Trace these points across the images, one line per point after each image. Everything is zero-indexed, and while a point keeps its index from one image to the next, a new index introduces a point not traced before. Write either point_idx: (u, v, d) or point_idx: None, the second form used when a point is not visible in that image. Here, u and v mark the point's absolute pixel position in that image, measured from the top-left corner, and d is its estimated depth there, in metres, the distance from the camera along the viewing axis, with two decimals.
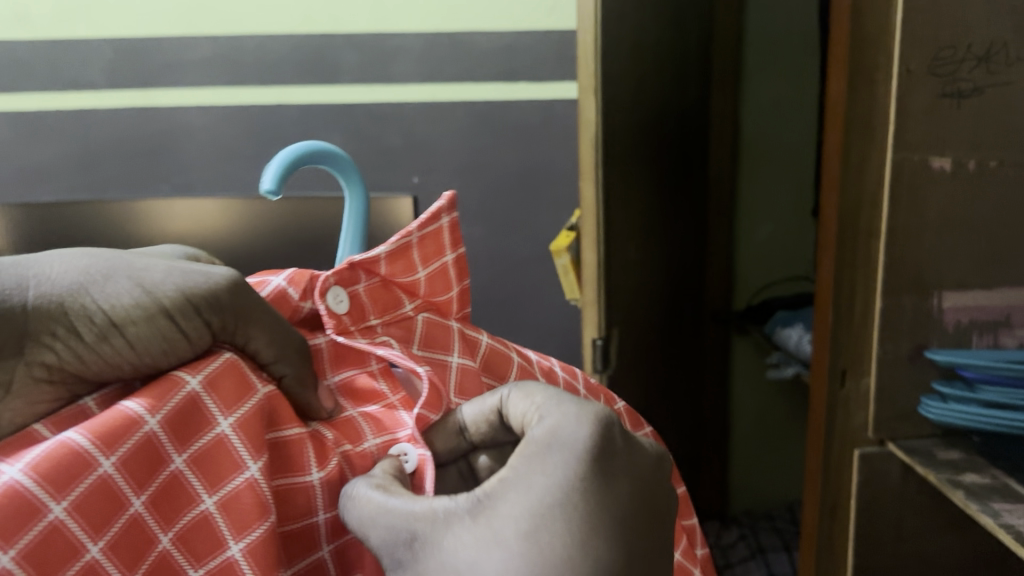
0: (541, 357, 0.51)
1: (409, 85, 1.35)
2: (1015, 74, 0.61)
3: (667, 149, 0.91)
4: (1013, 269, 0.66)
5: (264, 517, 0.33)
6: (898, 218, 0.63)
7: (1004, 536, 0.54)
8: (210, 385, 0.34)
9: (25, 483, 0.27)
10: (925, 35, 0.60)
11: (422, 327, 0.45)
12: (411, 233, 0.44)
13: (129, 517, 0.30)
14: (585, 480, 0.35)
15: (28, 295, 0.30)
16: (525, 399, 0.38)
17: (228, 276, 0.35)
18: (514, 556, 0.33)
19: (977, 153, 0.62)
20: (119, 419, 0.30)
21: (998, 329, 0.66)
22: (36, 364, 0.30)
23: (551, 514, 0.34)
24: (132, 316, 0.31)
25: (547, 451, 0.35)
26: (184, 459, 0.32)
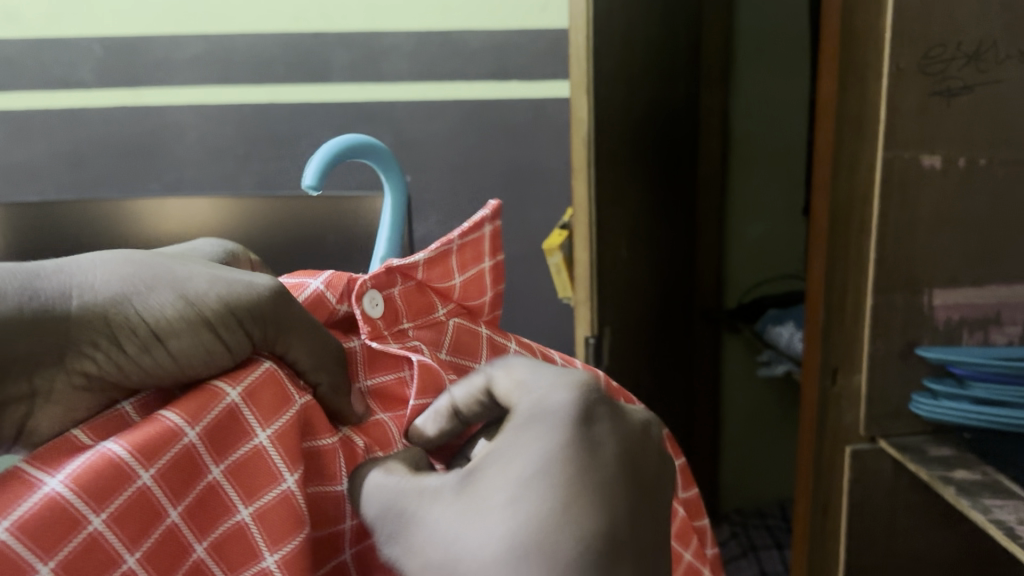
0: (565, 359, 0.48)
1: (401, 84, 1.35)
2: (1004, 73, 0.62)
3: (658, 148, 0.91)
4: (1003, 267, 0.67)
5: (299, 529, 0.30)
6: (891, 216, 0.64)
7: (993, 531, 0.55)
8: (250, 397, 0.31)
9: (64, 495, 0.25)
10: (915, 35, 0.61)
11: (453, 332, 0.42)
12: (451, 240, 0.42)
13: (166, 529, 0.28)
14: (564, 443, 0.29)
15: (69, 303, 0.28)
16: (511, 373, 0.34)
17: (270, 285, 0.32)
18: (490, 525, 0.28)
19: (967, 150, 0.63)
20: (158, 431, 0.28)
21: (988, 326, 0.67)
22: (76, 373, 0.28)
23: (528, 480, 0.28)
24: (176, 328, 0.29)
25: (533, 421, 0.30)
26: (221, 469, 0.30)
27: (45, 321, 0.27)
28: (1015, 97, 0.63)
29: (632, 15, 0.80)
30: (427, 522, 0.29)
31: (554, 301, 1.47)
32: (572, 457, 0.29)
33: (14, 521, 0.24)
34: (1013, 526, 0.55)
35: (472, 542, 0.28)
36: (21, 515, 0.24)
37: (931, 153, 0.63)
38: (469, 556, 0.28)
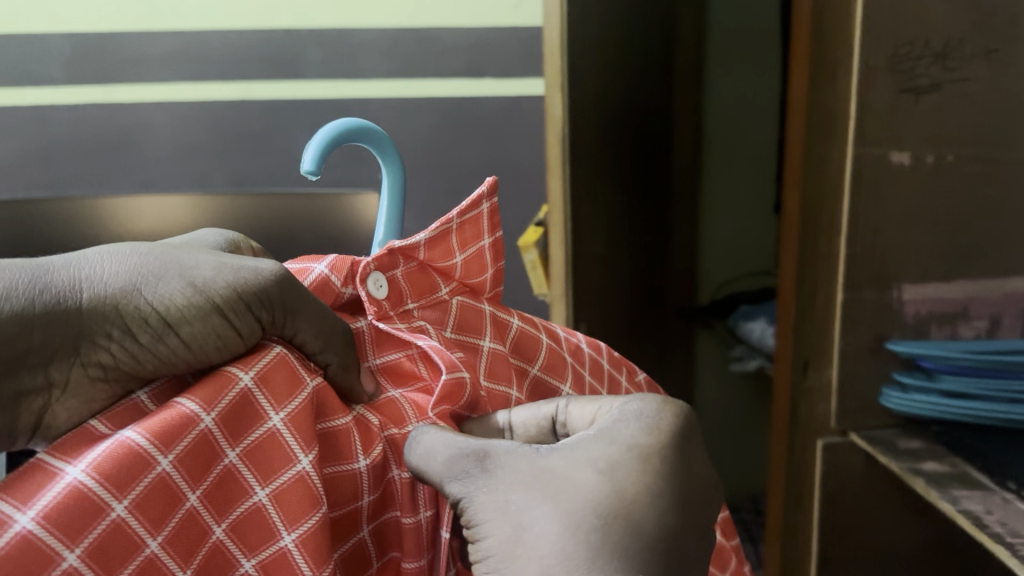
0: (568, 333, 0.50)
1: (375, 80, 1.31)
2: (972, 71, 0.64)
3: (630, 145, 0.90)
4: (968, 262, 0.69)
5: (317, 508, 0.31)
6: (859, 212, 0.66)
7: (962, 520, 0.56)
8: (262, 380, 0.31)
9: (86, 483, 0.26)
10: (887, 33, 0.62)
11: (456, 311, 0.43)
12: (451, 219, 0.43)
13: (185, 512, 0.29)
14: (661, 437, 0.35)
15: (83, 295, 0.30)
16: (591, 404, 0.38)
17: (275, 270, 0.33)
18: (590, 481, 0.33)
19: (933, 146, 0.66)
20: (174, 418, 0.29)
21: (956, 320, 0.70)
22: (92, 364, 0.29)
23: (626, 458, 0.34)
24: (185, 315, 0.30)
25: (628, 417, 0.36)
26: (237, 452, 0.31)
27: (58, 314, 0.29)
28: (981, 96, 0.65)
29: (608, 11, 0.80)
30: (513, 474, 0.34)
31: (530, 299, 1.47)
32: (664, 452, 0.35)
33: (40, 511, 0.25)
34: (980, 516, 0.56)
35: (563, 495, 0.33)
36: (46, 505, 0.25)
37: (900, 149, 0.65)
38: (555, 505, 0.33)
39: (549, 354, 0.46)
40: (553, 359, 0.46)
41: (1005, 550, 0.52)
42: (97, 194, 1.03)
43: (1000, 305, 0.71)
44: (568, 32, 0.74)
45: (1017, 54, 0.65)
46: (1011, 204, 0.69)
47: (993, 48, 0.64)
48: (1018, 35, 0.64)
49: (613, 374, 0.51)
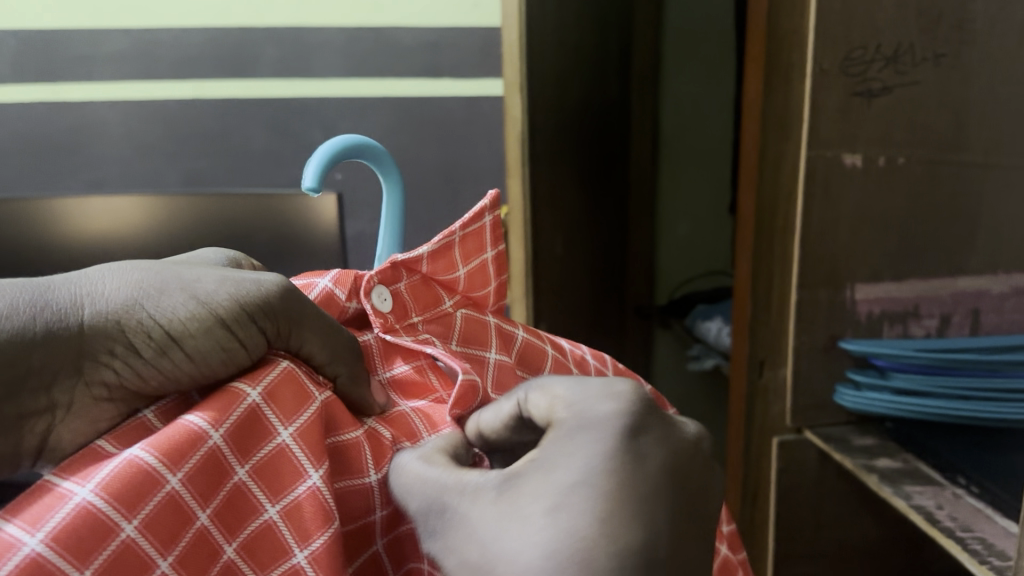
0: (572, 345, 0.47)
1: (331, 80, 1.21)
2: (920, 75, 0.66)
3: (591, 146, 0.90)
4: (920, 262, 0.71)
5: (328, 526, 0.29)
6: (813, 213, 0.67)
7: (914, 516, 0.57)
8: (270, 397, 0.30)
9: (94, 504, 0.24)
10: (838, 37, 0.63)
11: (461, 324, 0.42)
12: (453, 232, 0.41)
13: (196, 533, 0.27)
14: (610, 459, 0.27)
15: (83, 314, 0.28)
16: (546, 395, 0.31)
17: (279, 281, 0.32)
18: (531, 536, 0.26)
19: (884, 149, 0.67)
20: (182, 434, 0.27)
21: (906, 319, 0.72)
22: (95, 384, 0.28)
23: (568, 493, 0.27)
24: (189, 328, 0.28)
25: (574, 432, 0.29)
26: (247, 470, 0.29)
27: (58, 334, 0.27)
28: (930, 99, 0.66)
29: (565, 11, 0.80)
30: (467, 524, 0.28)
31: None
32: (618, 471, 0.27)
33: (48, 533, 0.23)
34: (933, 511, 0.57)
35: (510, 548, 0.27)
36: (53, 526, 0.23)
37: (852, 151, 0.66)
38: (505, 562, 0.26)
39: (555, 366, 0.45)
40: (559, 371, 0.45)
41: (958, 546, 0.53)
42: (41, 195, 0.99)
43: (950, 304, 0.72)
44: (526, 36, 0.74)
45: (965, 60, 0.66)
46: (959, 206, 0.70)
47: (941, 53, 0.65)
48: (967, 41, 0.66)
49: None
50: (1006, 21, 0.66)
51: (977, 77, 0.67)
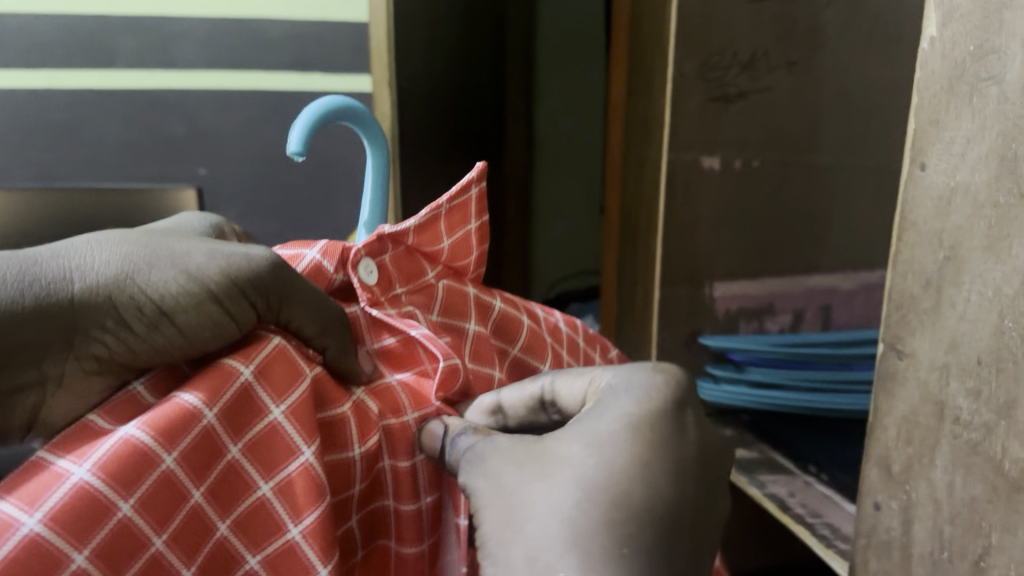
0: (545, 310, 0.45)
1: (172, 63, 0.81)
2: (774, 81, 0.69)
3: (462, 143, 0.89)
4: (776, 261, 0.75)
5: (321, 500, 0.27)
6: (674, 215, 0.69)
7: (769, 504, 0.60)
8: (262, 373, 0.28)
9: (91, 483, 0.23)
10: (698, 44, 0.65)
11: (444, 294, 0.39)
12: (440, 205, 0.38)
13: (190, 511, 0.26)
14: (646, 414, 0.32)
15: (73, 287, 0.27)
16: (580, 379, 0.35)
17: (268, 254, 0.30)
18: (584, 467, 0.30)
19: (740, 153, 0.70)
20: (177, 410, 0.26)
21: (762, 316, 0.75)
22: (86, 357, 0.27)
23: (613, 438, 0.31)
24: (180, 303, 0.27)
25: (614, 391, 0.33)
26: (239, 447, 0.27)
27: (48, 310, 0.26)
28: (784, 103, 0.70)
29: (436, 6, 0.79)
30: (513, 455, 0.31)
31: None
32: (656, 427, 0.32)
33: (47, 512, 0.22)
34: (786, 500, 0.60)
35: (546, 480, 0.30)
36: (52, 505, 0.23)
37: (711, 154, 0.69)
38: (545, 485, 0.30)
39: (531, 336, 0.42)
40: (535, 340, 0.42)
41: (807, 530, 0.56)
42: None
43: (803, 299, 0.76)
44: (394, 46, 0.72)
45: (815, 66, 0.70)
46: (811, 208, 0.74)
47: (794, 59, 0.69)
48: (818, 47, 0.69)
49: (588, 353, 0.47)
50: (854, 30, 0.70)
51: (826, 82, 0.71)
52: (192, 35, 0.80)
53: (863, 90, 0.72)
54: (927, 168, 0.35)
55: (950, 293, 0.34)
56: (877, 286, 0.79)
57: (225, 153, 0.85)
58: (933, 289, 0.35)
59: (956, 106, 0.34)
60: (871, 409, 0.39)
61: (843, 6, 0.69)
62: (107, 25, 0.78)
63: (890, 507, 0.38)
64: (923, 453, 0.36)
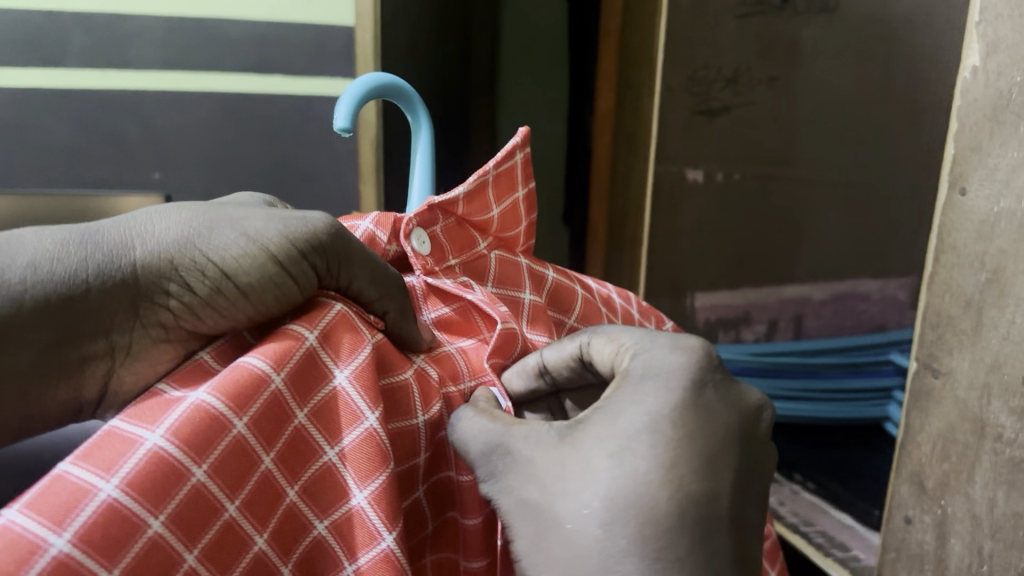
0: (598, 284, 0.42)
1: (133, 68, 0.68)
2: (755, 96, 0.70)
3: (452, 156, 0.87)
4: (753, 271, 0.79)
5: (388, 464, 0.22)
6: (661, 224, 0.73)
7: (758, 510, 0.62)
8: (326, 337, 0.23)
9: (168, 449, 0.19)
10: (685, 57, 0.67)
11: (495, 265, 0.35)
12: (488, 170, 0.34)
13: (262, 479, 0.21)
14: (676, 410, 0.25)
15: (128, 252, 0.22)
16: (611, 342, 0.28)
17: (329, 217, 0.25)
18: (603, 482, 0.24)
19: (723, 165, 0.72)
20: (244, 374, 0.21)
21: (739, 325, 0.81)
22: (153, 327, 0.22)
23: (638, 442, 0.24)
24: (247, 265, 0.22)
25: (641, 379, 0.26)
26: (306, 413, 0.22)
27: (104, 279, 0.21)
28: (763, 118, 0.72)
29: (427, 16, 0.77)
30: (530, 467, 0.25)
31: None
32: (683, 419, 0.25)
33: (126, 477, 0.18)
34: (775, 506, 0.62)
35: (571, 489, 0.24)
36: (130, 470, 0.18)
37: (695, 167, 0.71)
38: (569, 499, 0.24)
39: (586, 307, 0.39)
40: (592, 314, 0.39)
41: (807, 542, 0.57)
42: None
43: (776, 309, 0.81)
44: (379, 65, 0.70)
45: (796, 82, 0.71)
46: (786, 222, 0.78)
47: (775, 75, 0.70)
48: (798, 64, 0.70)
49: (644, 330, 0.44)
50: (833, 51, 0.71)
51: (806, 97, 0.72)
52: (146, 35, 0.67)
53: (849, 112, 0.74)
54: (967, 193, 0.36)
55: (992, 314, 0.35)
56: (847, 296, 0.82)
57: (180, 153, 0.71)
58: (974, 309, 0.36)
59: (999, 134, 0.35)
60: (904, 426, 0.41)
61: (821, 24, 0.69)
62: (61, 26, 0.66)
63: (924, 521, 0.39)
64: (961, 469, 0.37)
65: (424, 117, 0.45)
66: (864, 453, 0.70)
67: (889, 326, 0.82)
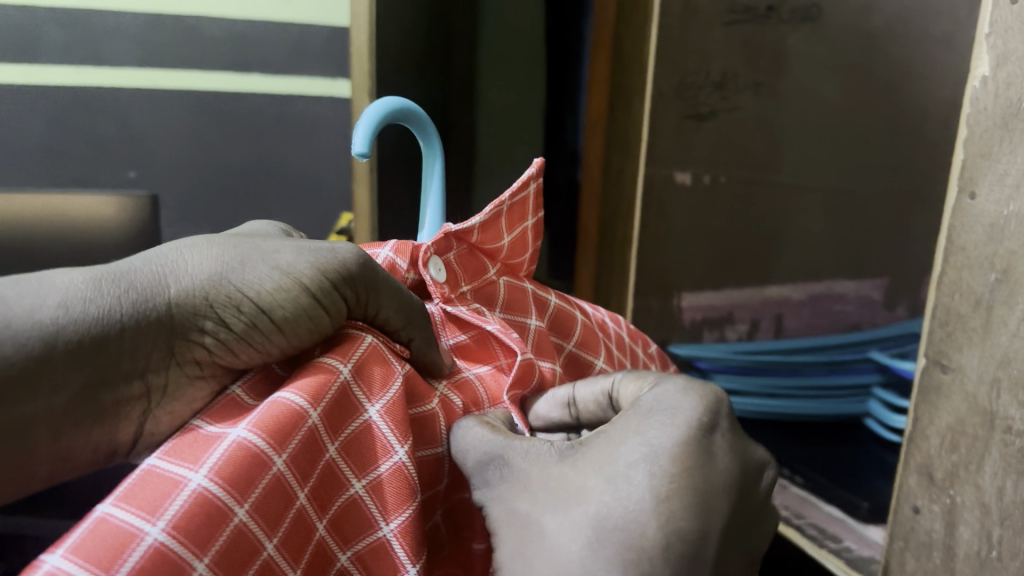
0: (594, 309, 0.46)
1: (119, 73, 0.81)
2: (740, 102, 0.73)
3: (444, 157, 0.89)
4: (738, 275, 0.81)
5: (413, 499, 0.27)
6: (649, 228, 0.74)
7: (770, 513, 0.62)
8: (358, 372, 0.28)
9: (210, 489, 0.22)
10: (675, 63, 0.68)
11: (505, 292, 0.39)
12: (503, 202, 0.38)
13: (296, 514, 0.25)
14: (683, 446, 0.28)
15: (169, 290, 0.25)
16: (637, 381, 0.33)
17: (353, 249, 0.29)
18: (592, 502, 0.27)
19: (711, 170, 0.74)
20: (284, 413, 0.24)
21: (724, 324, 0.83)
22: (188, 362, 0.26)
23: (630, 472, 0.27)
24: (279, 299, 0.26)
25: (647, 413, 0.29)
26: (336, 447, 0.26)
27: (145, 314, 0.25)
28: (747, 124, 0.74)
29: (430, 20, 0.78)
30: (525, 481, 0.29)
31: None
32: (684, 458, 0.28)
33: (170, 521, 0.21)
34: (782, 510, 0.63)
35: (563, 507, 0.27)
36: (174, 514, 0.21)
37: (683, 170, 0.73)
38: (557, 514, 0.27)
39: (586, 331, 0.42)
40: (590, 336, 0.42)
41: (799, 532, 0.59)
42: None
43: (759, 309, 0.84)
44: (377, 65, 0.70)
45: (778, 89, 0.74)
46: (769, 224, 0.80)
47: (760, 82, 0.73)
48: (781, 73, 0.73)
49: (634, 349, 0.47)
50: (814, 56, 0.74)
51: (788, 103, 0.75)
52: (122, 31, 0.79)
53: (828, 117, 0.78)
54: (978, 197, 0.38)
55: (1000, 313, 0.37)
56: (822, 296, 0.86)
57: (155, 155, 0.85)
58: (984, 308, 0.38)
59: (1010, 141, 0.36)
60: (913, 417, 0.43)
61: (805, 32, 0.72)
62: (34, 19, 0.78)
63: (933, 510, 0.41)
64: (970, 460, 0.39)
65: (438, 143, 0.44)
66: (846, 449, 0.72)
67: (862, 326, 0.88)
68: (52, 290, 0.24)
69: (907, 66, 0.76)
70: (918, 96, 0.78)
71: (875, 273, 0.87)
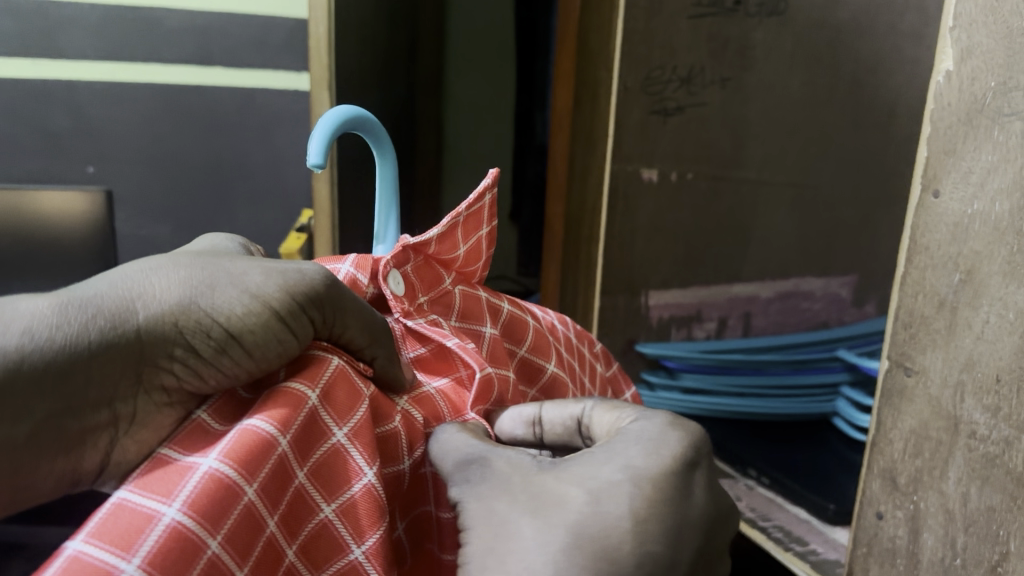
0: (543, 312, 0.44)
1: (83, 65, 0.85)
2: (707, 97, 0.72)
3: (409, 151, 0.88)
4: (707, 273, 0.80)
5: (381, 524, 0.27)
6: (614, 225, 0.73)
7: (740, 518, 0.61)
8: (325, 397, 0.28)
9: (184, 523, 0.22)
10: (639, 56, 0.67)
11: (460, 300, 0.37)
12: (460, 213, 0.37)
13: (266, 542, 0.25)
14: (666, 474, 0.28)
15: (138, 317, 0.24)
16: (611, 412, 0.32)
17: (321, 270, 0.28)
18: (571, 513, 0.27)
19: (677, 166, 0.73)
20: (254, 440, 0.24)
21: (691, 322, 0.81)
22: (155, 390, 0.25)
23: (613, 488, 0.27)
24: (248, 324, 0.25)
25: (632, 439, 0.29)
26: (305, 473, 0.27)
27: (112, 343, 0.24)
28: (715, 118, 0.73)
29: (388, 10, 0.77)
30: (505, 490, 0.28)
31: None
32: (664, 483, 0.28)
33: (145, 557, 0.21)
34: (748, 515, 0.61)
35: (542, 517, 0.27)
36: (148, 550, 0.21)
37: (649, 167, 0.72)
38: (535, 525, 0.27)
39: (538, 336, 0.41)
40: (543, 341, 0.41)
41: (765, 535, 0.57)
42: None
43: (726, 308, 0.83)
44: (337, 58, 0.67)
45: (743, 84, 0.73)
46: (734, 220, 0.79)
47: (726, 76, 0.72)
48: (746, 67, 0.72)
49: (581, 348, 0.46)
50: (780, 50, 0.73)
51: (755, 97, 0.74)
52: (78, 23, 0.83)
53: (798, 111, 0.76)
54: (941, 195, 0.37)
55: (964, 315, 0.36)
56: (792, 294, 0.85)
57: (111, 149, 0.89)
58: (947, 310, 0.37)
59: (973, 138, 0.35)
60: (875, 421, 0.42)
61: (771, 27, 0.72)
62: None
63: (897, 517, 0.40)
64: (934, 465, 0.38)
65: (390, 149, 0.41)
66: (813, 450, 0.71)
67: (830, 323, 0.88)
68: (14, 320, 0.23)
69: (873, 60, 0.76)
70: (884, 92, 0.78)
71: (843, 270, 0.86)
